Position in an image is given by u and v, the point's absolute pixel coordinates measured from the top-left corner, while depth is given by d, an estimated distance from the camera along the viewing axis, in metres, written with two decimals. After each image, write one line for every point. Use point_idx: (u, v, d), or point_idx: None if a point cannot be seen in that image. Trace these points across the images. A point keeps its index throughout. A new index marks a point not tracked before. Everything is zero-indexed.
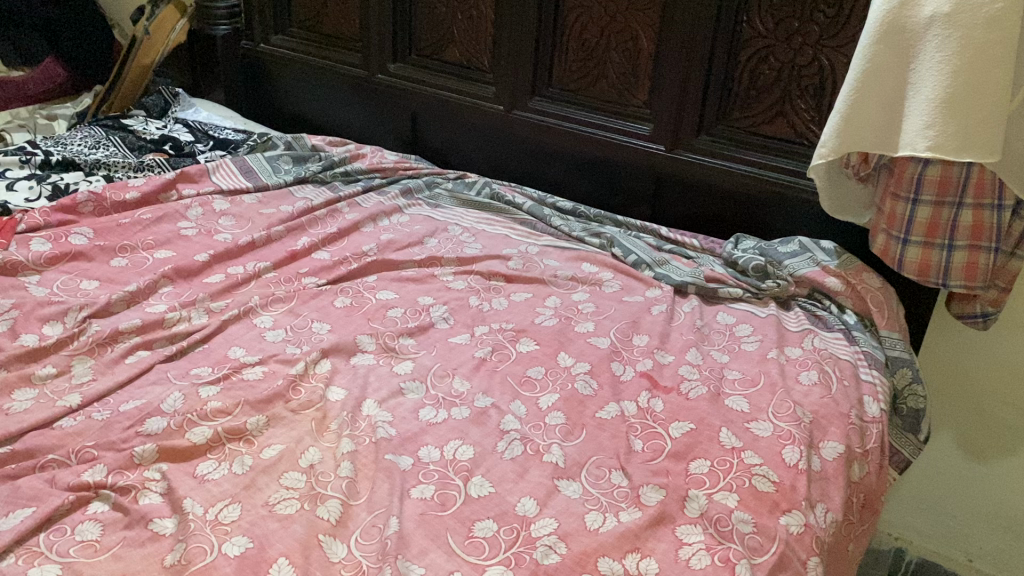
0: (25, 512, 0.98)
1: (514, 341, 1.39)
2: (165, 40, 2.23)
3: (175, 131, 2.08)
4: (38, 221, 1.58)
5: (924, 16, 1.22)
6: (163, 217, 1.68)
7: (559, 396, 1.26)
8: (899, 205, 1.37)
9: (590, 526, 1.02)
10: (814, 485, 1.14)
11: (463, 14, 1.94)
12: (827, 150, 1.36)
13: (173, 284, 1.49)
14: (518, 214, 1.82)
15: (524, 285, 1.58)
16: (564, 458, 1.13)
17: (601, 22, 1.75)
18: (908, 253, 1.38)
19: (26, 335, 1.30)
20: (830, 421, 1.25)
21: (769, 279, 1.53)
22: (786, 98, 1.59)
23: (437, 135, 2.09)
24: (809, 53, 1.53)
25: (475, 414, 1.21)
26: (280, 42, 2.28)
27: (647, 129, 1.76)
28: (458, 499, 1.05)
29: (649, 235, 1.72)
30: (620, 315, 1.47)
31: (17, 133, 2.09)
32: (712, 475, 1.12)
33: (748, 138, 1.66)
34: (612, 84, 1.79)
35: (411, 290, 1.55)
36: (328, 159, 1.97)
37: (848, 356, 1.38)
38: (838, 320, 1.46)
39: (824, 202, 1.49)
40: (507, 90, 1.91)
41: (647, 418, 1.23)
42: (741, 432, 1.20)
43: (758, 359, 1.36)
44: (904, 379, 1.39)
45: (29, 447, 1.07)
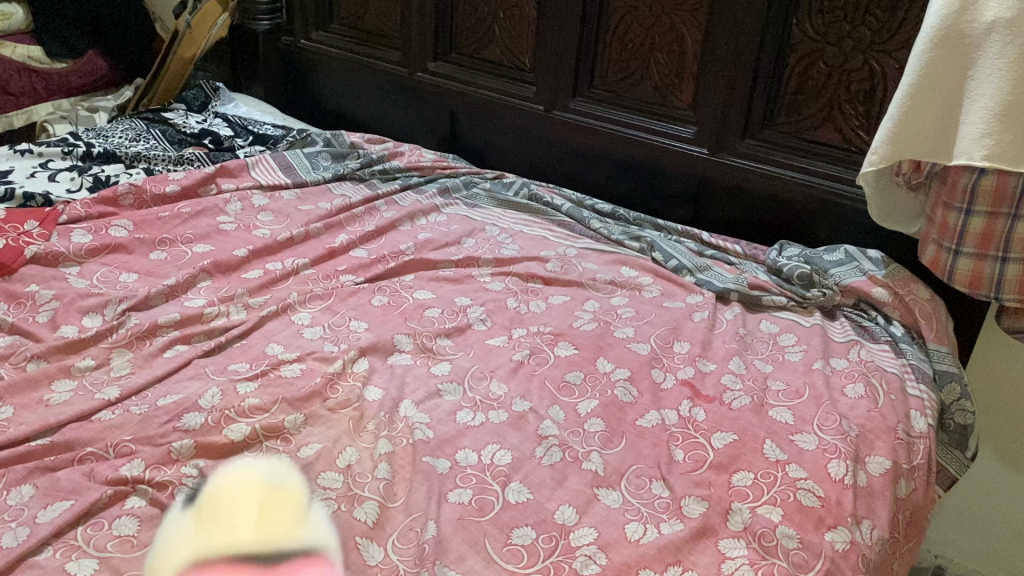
0: (65, 505, 0.97)
1: (553, 344, 1.37)
2: (206, 33, 2.24)
3: (214, 126, 2.09)
4: (79, 213, 1.58)
5: (984, 22, 1.18)
6: (203, 211, 1.68)
7: (599, 402, 1.24)
8: (951, 215, 1.34)
9: (631, 537, 1.00)
10: (861, 501, 1.11)
11: (505, 13, 1.92)
12: (878, 157, 1.32)
13: (211, 278, 1.48)
14: (556, 215, 1.80)
15: (562, 288, 1.56)
16: (604, 466, 1.11)
17: (646, 22, 1.73)
18: (959, 264, 1.35)
19: (66, 326, 1.30)
20: (877, 436, 1.21)
21: (815, 288, 1.50)
22: (834, 103, 1.56)
23: (476, 133, 2.07)
24: (859, 57, 1.50)
25: (513, 418, 1.19)
26: (321, 38, 2.28)
27: (691, 132, 1.73)
28: (495, 505, 1.03)
29: (690, 240, 1.69)
30: (661, 321, 1.45)
31: (59, 125, 2.13)
32: (756, 488, 1.09)
33: (794, 144, 1.63)
34: (656, 86, 1.76)
35: (448, 290, 1.53)
36: (367, 156, 1.96)
37: (895, 368, 1.35)
38: (884, 332, 1.43)
39: (873, 210, 1.47)
40: (548, 90, 1.89)
41: (689, 427, 1.20)
42: (785, 444, 1.17)
43: (803, 370, 1.33)
44: (952, 394, 1.35)
45: (68, 439, 1.07)
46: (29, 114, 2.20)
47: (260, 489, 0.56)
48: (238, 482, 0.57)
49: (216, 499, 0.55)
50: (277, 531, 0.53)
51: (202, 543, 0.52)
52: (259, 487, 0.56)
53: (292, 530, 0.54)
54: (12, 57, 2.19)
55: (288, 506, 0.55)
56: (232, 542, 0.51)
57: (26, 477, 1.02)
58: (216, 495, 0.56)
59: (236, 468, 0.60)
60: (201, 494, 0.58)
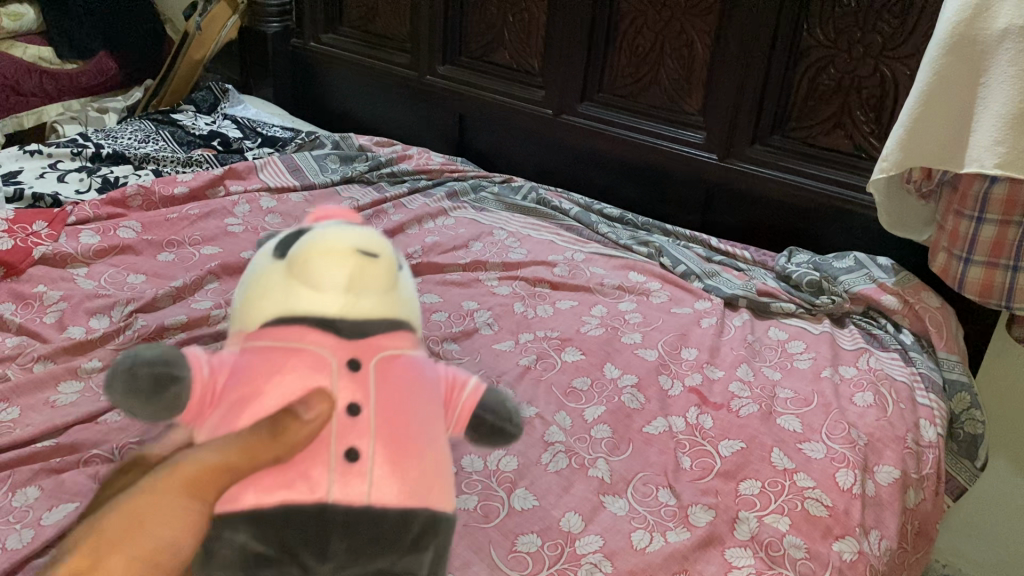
0: (70, 507, 0.97)
1: (560, 349, 1.37)
2: (216, 36, 2.23)
3: (223, 127, 2.09)
4: (88, 214, 1.59)
5: (997, 29, 1.17)
6: (211, 213, 1.68)
7: (605, 408, 1.23)
8: (962, 223, 1.33)
9: (637, 545, 0.99)
10: (869, 510, 1.11)
11: (514, 17, 1.92)
12: (889, 164, 1.32)
13: (219, 280, 1.48)
14: (564, 220, 1.79)
15: (569, 293, 1.55)
16: (611, 473, 1.11)
17: (656, 27, 1.72)
18: (970, 272, 1.34)
19: (73, 327, 1.30)
20: (886, 445, 1.20)
21: (824, 295, 1.49)
22: (845, 109, 1.55)
23: (485, 137, 2.07)
24: (870, 64, 1.49)
25: (519, 424, 1.18)
26: (330, 40, 2.29)
27: (700, 137, 1.73)
28: (501, 511, 1.03)
29: (699, 245, 1.69)
30: (669, 327, 1.44)
31: (68, 126, 2.13)
32: (763, 497, 1.09)
33: (805, 150, 1.62)
34: (666, 90, 1.76)
35: (455, 293, 1.53)
36: (375, 159, 1.96)
37: (904, 377, 1.33)
38: (894, 340, 1.42)
39: (883, 217, 1.46)
40: (557, 94, 1.88)
41: (696, 434, 1.19)
42: (793, 453, 1.16)
43: (812, 378, 1.32)
44: (962, 404, 1.34)
45: (74, 441, 1.07)
46: (40, 114, 2.18)
47: (355, 251, 0.64)
48: (338, 241, 0.65)
49: (314, 259, 0.64)
50: (361, 296, 0.65)
51: (298, 293, 0.64)
52: (355, 250, 0.65)
53: (374, 294, 0.65)
54: (22, 58, 2.20)
55: (375, 273, 0.65)
56: (320, 306, 0.64)
57: (31, 478, 1.02)
58: (316, 244, 0.65)
59: (329, 231, 0.67)
60: (300, 243, 0.66)
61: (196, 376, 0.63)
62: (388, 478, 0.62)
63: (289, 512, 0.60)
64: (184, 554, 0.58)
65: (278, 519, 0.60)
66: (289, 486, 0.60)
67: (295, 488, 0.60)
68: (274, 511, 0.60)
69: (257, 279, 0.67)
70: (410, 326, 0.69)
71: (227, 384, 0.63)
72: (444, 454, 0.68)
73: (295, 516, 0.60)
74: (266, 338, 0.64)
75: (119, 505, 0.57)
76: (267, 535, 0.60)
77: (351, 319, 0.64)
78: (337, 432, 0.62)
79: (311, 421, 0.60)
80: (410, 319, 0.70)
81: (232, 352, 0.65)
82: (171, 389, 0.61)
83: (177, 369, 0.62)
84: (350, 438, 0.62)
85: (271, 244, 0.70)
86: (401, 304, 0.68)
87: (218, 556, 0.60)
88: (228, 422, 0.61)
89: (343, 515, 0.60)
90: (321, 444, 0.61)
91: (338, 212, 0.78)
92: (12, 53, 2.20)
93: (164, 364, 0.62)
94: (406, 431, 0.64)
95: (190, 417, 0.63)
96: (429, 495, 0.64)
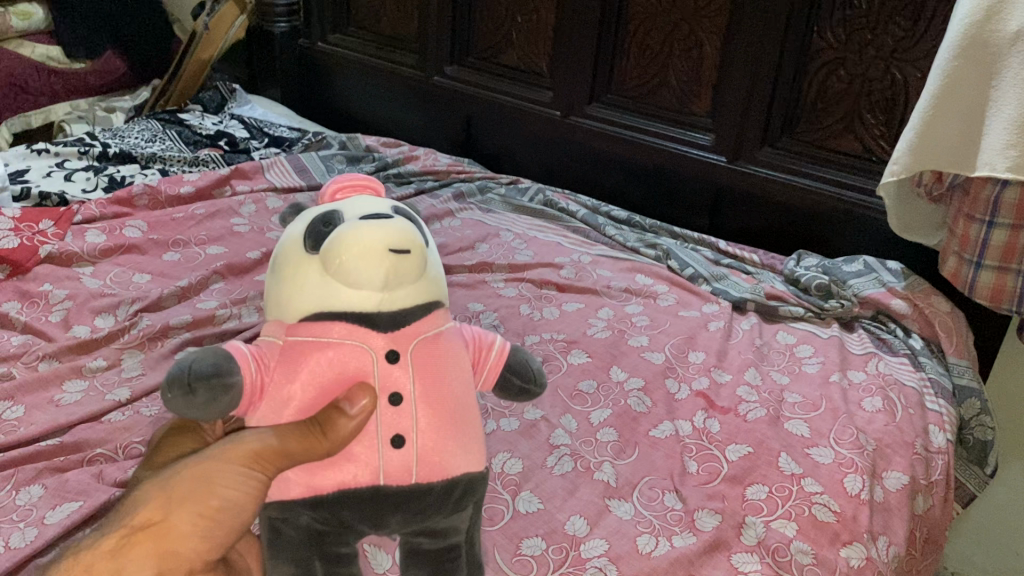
0: (73, 506, 0.97)
1: (566, 352, 1.36)
2: (223, 35, 2.23)
3: (230, 127, 2.09)
4: (94, 213, 1.58)
5: (1009, 32, 1.16)
6: (217, 213, 1.68)
7: (612, 411, 1.22)
8: (973, 227, 1.32)
9: (642, 549, 0.98)
10: (877, 516, 1.09)
11: (522, 17, 1.91)
12: (899, 168, 1.31)
13: (224, 280, 1.48)
14: (571, 222, 1.79)
15: (576, 295, 1.55)
16: (616, 477, 1.10)
17: (665, 28, 1.71)
18: (981, 277, 1.33)
19: (78, 326, 1.30)
20: (894, 450, 1.19)
21: (833, 299, 1.48)
22: (855, 112, 1.54)
23: (492, 138, 2.06)
24: (881, 66, 1.48)
25: (524, 426, 1.18)
26: (337, 41, 2.28)
27: (709, 139, 1.72)
28: (506, 514, 1.02)
29: (707, 248, 1.68)
30: (676, 330, 1.43)
31: (76, 125, 2.14)
32: (770, 502, 1.08)
33: (814, 153, 1.61)
34: (674, 92, 1.75)
35: (461, 295, 1.52)
36: (382, 160, 1.97)
37: (914, 382, 1.32)
38: (903, 344, 1.41)
39: (893, 221, 1.45)
40: (565, 95, 1.88)
41: (703, 439, 1.18)
42: (800, 458, 1.15)
43: (820, 382, 1.31)
44: (972, 410, 1.33)
45: (78, 440, 1.07)
46: (47, 114, 2.21)
47: (384, 247, 0.70)
48: (367, 236, 0.70)
49: (348, 262, 0.70)
50: (395, 289, 0.72)
51: (337, 291, 0.72)
52: (383, 245, 0.70)
53: (406, 285, 0.73)
54: (31, 57, 2.20)
55: (409, 268, 0.71)
56: (358, 302, 0.72)
57: (35, 477, 1.01)
58: (347, 243, 0.70)
59: (362, 222, 0.71)
60: (333, 237, 0.71)
61: (247, 375, 0.70)
62: (429, 460, 0.73)
63: (345, 494, 0.71)
64: (238, 521, 0.64)
65: (334, 501, 0.71)
66: (341, 472, 0.71)
67: (348, 474, 0.71)
68: (331, 493, 0.71)
69: (295, 267, 0.74)
70: (440, 300, 0.78)
71: (275, 376, 0.71)
72: (475, 416, 0.79)
73: (350, 498, 0.71)
74: (308, 335, 0.72)
75: (188, 467, 0.63)
76: (324, 513, 0.72)
77: (387, 311, 0.73)
78: (384, 421, 0.72)
79: (356, 418, 0.69)
80: (440, 293, 0.78)
81: (277, 343, 0.73)
82: (224, 394, 0.68)
83: (228, 373, 0.68)
84: (395, 426, 0.72)
85: (303, 227, 0.76)
86: (431, 283, 0.76)
87: (286, 529, 0.73)
88: (280, 413, 0.70)
89: (394, 494, 0.72)
90: (368, 433, 0.72)
91: (357, 181, 0.83)
92: (22, 52, 2.19)
93: (215, 365, 0.68)
94: (442, 412, 0.74)
95: (244, 406, 0.71)
96: (467, 463, 0.76)
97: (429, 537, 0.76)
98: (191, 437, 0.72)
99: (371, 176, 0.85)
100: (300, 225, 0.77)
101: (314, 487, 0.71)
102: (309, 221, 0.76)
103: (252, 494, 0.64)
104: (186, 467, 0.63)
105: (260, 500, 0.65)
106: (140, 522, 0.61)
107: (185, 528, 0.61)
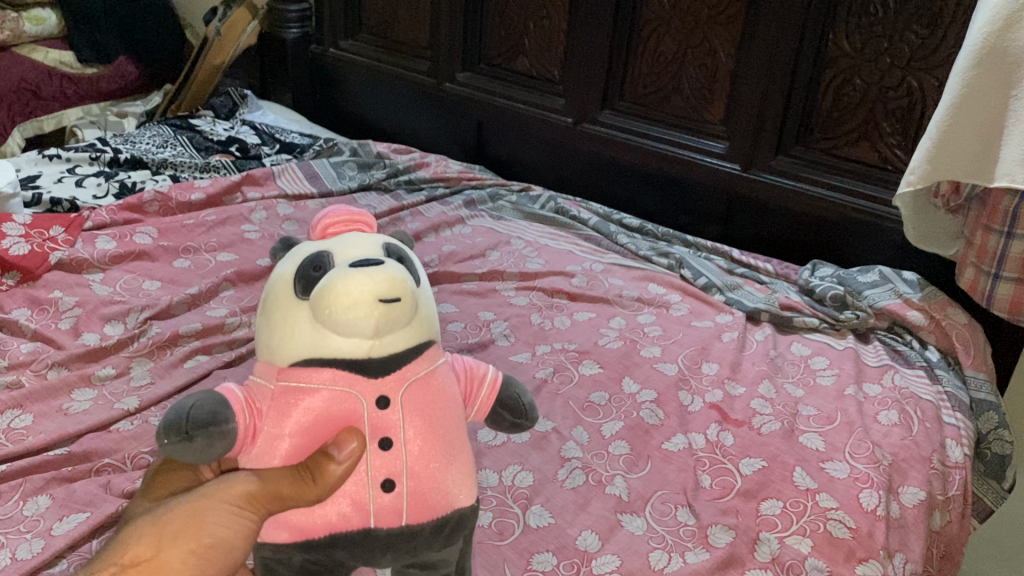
0: (80, 516, 0.96)
1: (578, 362, 1.34)
2: (235, 41, 2.23)
3: (242, 133, 2.08)
4: (104, 220, 1.58)
5: None
6: (227, 219, 1.68)
7: (624, 423, 1.21)
8: (992, 239, 1.30)
9: (655, 566, 0.97)
10: (893, 533, 1.08)
11: (534, 24, 1.90)
12: (915, 177, 1.29)
13: (234, 287, 1.47)
14: (583, 230, 1.77)
15: (588, 304, 1.53)
16: (628, 491, 1.08)
17: (679, 35, 1.70)
18: (999, 289, 1.31)
19: (88, 334, 1.30)
20: (911, 465, 1.17)
21: (848, 310, 1.47)
22: (871, 121, 1.52)
23: (503, 145, 2.05)
24: (898, 74, 1.46)
25: (536, 438, 1.16)
26: (349, 47, 2.28)
27: (722, 147, 1.71)
28: (516, 529, 1.01)
29: (720, 257, 1.66)
30: (689, 340, 1.41)
31: (88, 130, 2.13)
32: (784, 518, 1.06)
33: (828, 161, 1.60)
34: (687, 99, 1.74)
35: (471, 304, 1.51)
36: (393, 166, 1.95)
37: (931, 396, 1.30)
38: (919, 357, 1.39)
39: (908, 231, 1.43)
40: (578, 102, 1.86)
41: (716, 452, 1.17)
42: (816, 472, 1.13)
43: (835, 396, 1.29)
44: (989, 423, 1.31)
45: (86, 450, 1.06)
46: (60, 118, 2.18)
47: (374, 296, 0.68)
48: (356, 284, 0.68)
49: (337, 313, 0.68)
50: (384, 336, 0.71)
51: (326, 339, 0.70)
52: (372, 295, 0.68)
53: (396, 332, 0.71)
54: (43, 62, 2.22)
55: (399, 314, 0.70)
56: (347, 349, 0.70)
57: (42, 487, 1.01)
58: (336, 293, 0.68)
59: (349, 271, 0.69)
60: (322, 286, 0.70)
61: (240, 421, 0.68)
62: (419, 500, 0.72)
63: (336, 537, 0.70)
64: (231, 561, 0.60)
65: (325, 542, 0.70)
66: (331, 514, 0.70)
67: (336, 516, 0.70)
68: (322, 536, 0.70)
69: (283, 314, 0.72)
70: (431, 338, 0.76)
71: (268, 420, 0.69)
72: (466, 450, 0.77)
73: (342, 541, 0.70)
74: (298, 380, 0.70)
75: (179, 503, 0.60)
76: (316, 554, 0.71)
77: (377, 358, 0.71)
78: (374, 465, 0.70)
79: (345, 463, 0.67)
80: (432, 330, 0.76)
81: (268, 386, 0.71)
82: (220, 441, 0.67)
83: (225, 419, 0.67)
84: (387, 469, 0.71)
85: (292, 267, 0.74)
86: (421, 323, 0.74)
87: (279, 569, 0.72)
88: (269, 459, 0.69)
89: (385, 536, 0.71)
90: (359, 473, 0.70)
91: (349, 217, 0.81)
92: (34, 56, 2.23)
93: (210, 412, 0.67)
94: (435, 448, 0.73)
95: (236, 451, 0.69)
96: (458, 499, 0.75)
97: (420, 569, 0.78)
98: (184, 473, 0.68)
99: (364, 211, 0.83)
100: (289, 265, 0.75)
101: (304, 532, 0.70)
102: (299, 260, 0.74)
103: (243, 536, 0.61)
104: (176, 505, 0.59)
105: (248, 544, 0.62)
106: (131, 559, 0.56)
107: (177, 566, 0.57)
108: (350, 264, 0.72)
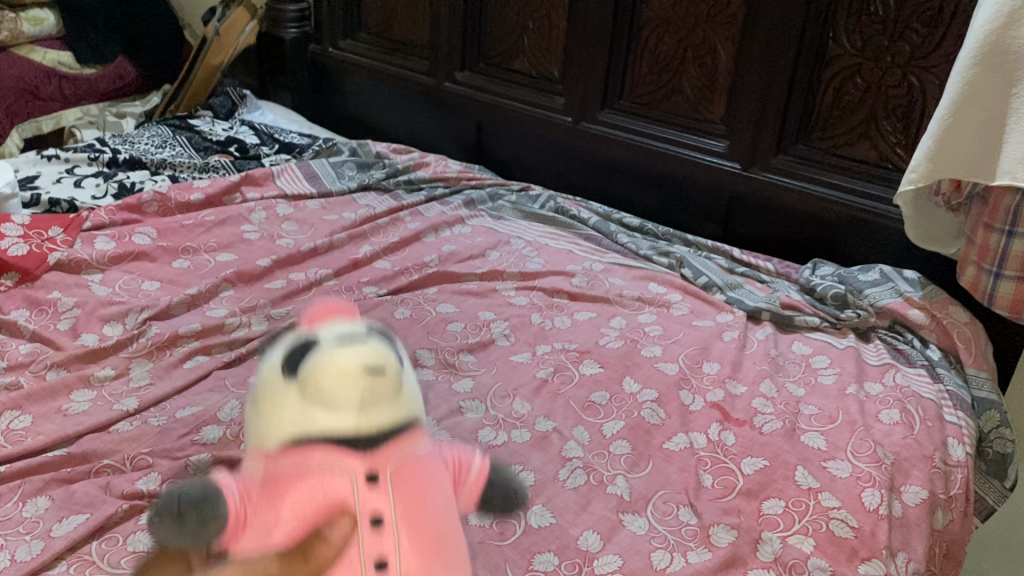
0: (79, 518, 0.96)
1: (578, 362, 1.34)
2: (235, 41, 2.21)
3: (241, 134, 2.08)
4: (103, 220, 1.57)
5: None
6: (227, 220, 1.67)
7: (625, 423, 1.20)
8: (993, 237, 1.30)
9: (657, 565, 0.97)
10: (896, 532, 1.08)
11: (534, 23, 1.90)
12: (916, 176, 1.29)
13: (234, 288, 1.47)
14: (583, 230, 1.77)
15: (588, 304, 1.53)
16: (630, 490, 1.08)
17: (678, 34, 1.70)
18: (1000, 288, 1.31)
19: (87, 334, 1.29)
20: (913, 464, 1.17)
21: (849, 309, 1.46)
22: (871, 119, 1.52)
23: (503, 145, 2.05)
24: (898, 72, 1.46)
25: (537, 439, 1.16)
26: (348, 46, 2.28)
27: (723, 146, 1.70)
28: (517, 529, 1.00)
29: (720, 256, 1.66)
30: (690, 340, 1.41)
31: (87, 131, 2.13)
32: (786, 517, 1.06)
33: (828, 160, 1.60)
34: (687, 99, 1.73)
35: (471, 304, 1.50)
36: (393, 166, 1.94)
37: (932, 395, 1.30)
38: (920, 355, 1.39)
39: (909, 230, 1.42)
40: (577, 101, 1.86)
41: (718, 452, 1.17)
42: (817, 471, 1.13)
43: (836, 395, 1.29)
44: (991, 422, 1.31)
45: (85, 451, 1.06)
46: (59, 118, 2.19)
47: (361, 370, 0.62)
48: (343, 359, 0.63)
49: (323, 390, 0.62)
50: (373, 413, 0.63)
51: (309, 420, 0.62)
52: (358, 367, 0.62)
53: (387, 409, 0.64)
54: (42, 63, 2.20)
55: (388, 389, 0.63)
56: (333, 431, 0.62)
57: (41, 488, 1.00)
58: (320, 368, 0.62)
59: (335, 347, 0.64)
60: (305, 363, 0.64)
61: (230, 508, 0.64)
62: None
63: None
64: None
65: None
66: None
67: None
68: None
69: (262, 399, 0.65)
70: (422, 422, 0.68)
71: (255, 508, 0.64)
72: (460, 543, 0.71)
73: None
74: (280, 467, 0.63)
75: None
76: None
77: (367, 439, 0.63)
78: (365, 548, 0.65)
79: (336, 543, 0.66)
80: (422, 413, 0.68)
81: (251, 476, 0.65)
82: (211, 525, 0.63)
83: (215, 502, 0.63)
84: (379, 552, 0.65)
85: (273, 352, 0.67)
86: (411, 404, 0.67)
87: None
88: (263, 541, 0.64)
89: None
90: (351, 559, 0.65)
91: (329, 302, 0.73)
92: (32, 57, 2.20)
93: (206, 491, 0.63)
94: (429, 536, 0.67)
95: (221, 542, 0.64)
96: None
97: None
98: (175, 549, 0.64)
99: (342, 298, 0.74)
100: (270, 350, 0.68)
101: None
102: (280, 345, 0.68)
103: None
104: None
105: None
106: None
107: None
108: (334, 339, 0.65)
